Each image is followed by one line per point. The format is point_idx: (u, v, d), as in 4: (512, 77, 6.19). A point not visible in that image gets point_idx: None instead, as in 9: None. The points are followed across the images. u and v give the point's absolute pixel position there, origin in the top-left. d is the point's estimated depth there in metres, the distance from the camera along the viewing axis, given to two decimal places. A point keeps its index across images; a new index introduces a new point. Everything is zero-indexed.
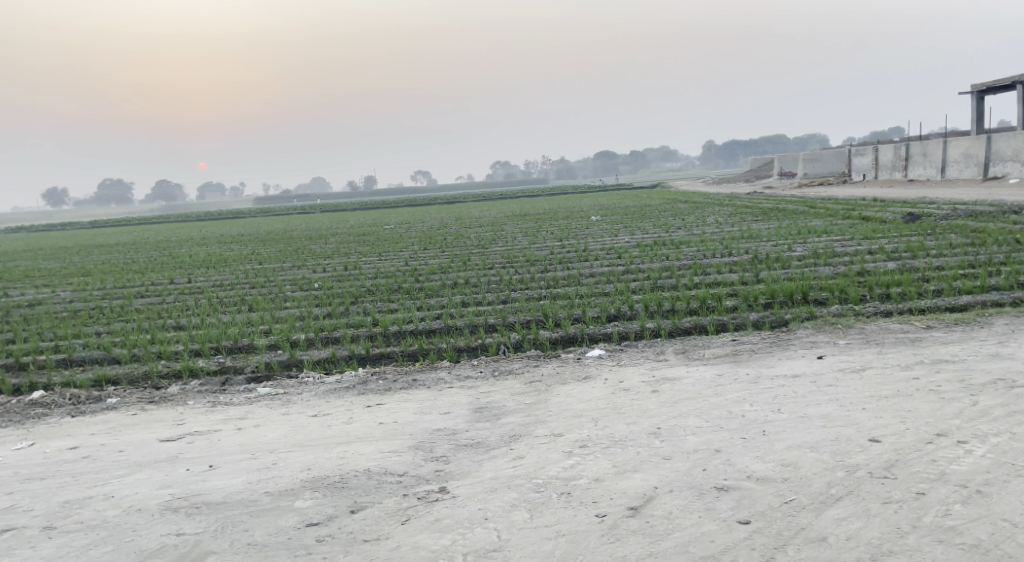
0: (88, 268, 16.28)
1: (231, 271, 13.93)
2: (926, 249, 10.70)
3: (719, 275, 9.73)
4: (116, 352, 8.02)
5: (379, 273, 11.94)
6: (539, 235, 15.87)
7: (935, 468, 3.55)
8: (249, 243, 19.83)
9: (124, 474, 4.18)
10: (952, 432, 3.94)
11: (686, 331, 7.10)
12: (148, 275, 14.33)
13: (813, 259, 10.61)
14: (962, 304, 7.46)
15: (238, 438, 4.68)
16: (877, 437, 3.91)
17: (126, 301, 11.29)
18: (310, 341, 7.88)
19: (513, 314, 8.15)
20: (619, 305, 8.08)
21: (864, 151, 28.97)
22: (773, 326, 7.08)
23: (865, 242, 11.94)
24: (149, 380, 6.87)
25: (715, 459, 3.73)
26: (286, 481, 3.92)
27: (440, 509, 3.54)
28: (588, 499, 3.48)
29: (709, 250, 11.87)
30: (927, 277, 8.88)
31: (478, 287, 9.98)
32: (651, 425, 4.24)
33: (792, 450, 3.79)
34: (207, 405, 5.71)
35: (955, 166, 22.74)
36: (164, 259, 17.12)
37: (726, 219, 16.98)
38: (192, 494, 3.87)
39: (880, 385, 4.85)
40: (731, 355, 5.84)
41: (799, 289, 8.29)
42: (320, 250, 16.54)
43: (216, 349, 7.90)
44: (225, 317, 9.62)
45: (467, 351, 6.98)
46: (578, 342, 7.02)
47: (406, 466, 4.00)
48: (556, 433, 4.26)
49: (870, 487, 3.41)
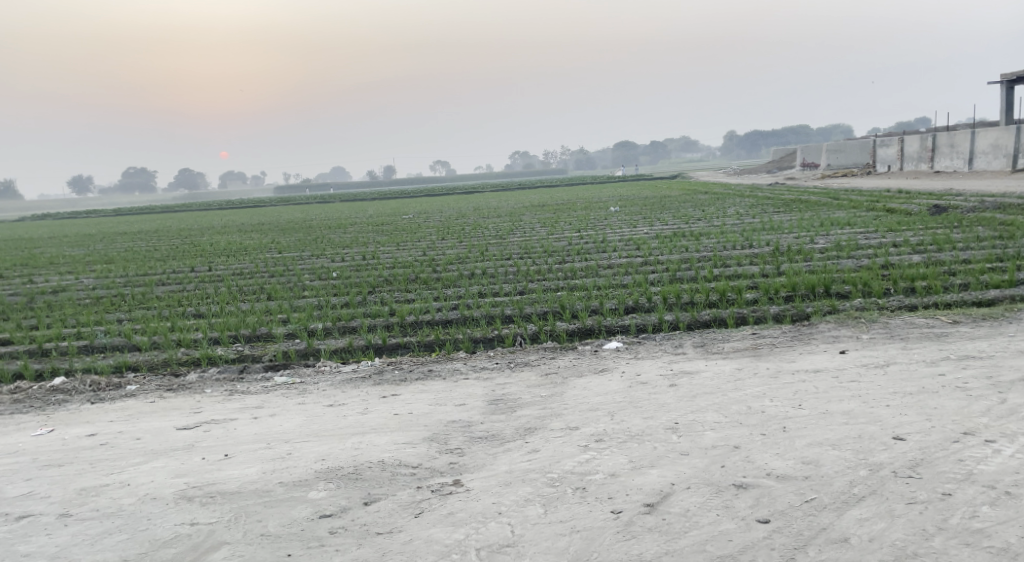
0: (110, 256, 16.38)
1: (251, 260, 13.97)
2: (953, 241, 10.51)
3: (739, 267, 9.61)
4: (136, 339, 8.05)
5: (397, 263, 11.91)
6: (557, 225, 15.79)
7: (962, 468, 3.45)
8: (269, 232, 19.88)
9: (140, 462, 4.17)
10: (980, 431, 3.83)
11: (705, 324, 7.01)
12: (170, 263, 14.40)
13: (835, 251, 10.46)
14: (989, 299, 7.31)
15: (254, 427, 4.67)
16: (902, 435, 3.82)
17: (147, 289, 11.35)
18: (328, 331, 7.86)
19: (530, 305, 8.09)
20: (637, 298, 8.01)
21: (889, 141, 28.57)
22: (794, 320, 6.97)
23: (889, 234, 11.76)
24: (168, 367, 6.88)
25: (734, 456, 3.65)
26: (300, 472, 3.89)
27: (454, 502, 3.49)
28: (604, 495, 3.42)
29: (730, 242, 11.74)
30: (953, 271, 8.71)
31: (496, 278, 9.92)
32: (669, 419, 4.17)
33: (813, 447, 3.71)
34: (225, 393, 5.70)
35: (983, 157, 22.37)
36: (185, 248, 17.22)
37: (746, 210, 16.82)
38: (206, 483, 3.84)
39: (905, 381, 4.74)
40: (751, 349, 5.75)
41: (821, 282, 8.16)
42: (338, 239, 16.55)
43: (235, 337, 7.90)
44: (244, 305, 9.64)
45: (483, 341, 6.93)
46: (595, 334, 6.94)
47: (420, 458, 3.96)
48: (572, 427, 4.20)
49: (894, 487, 3.33)
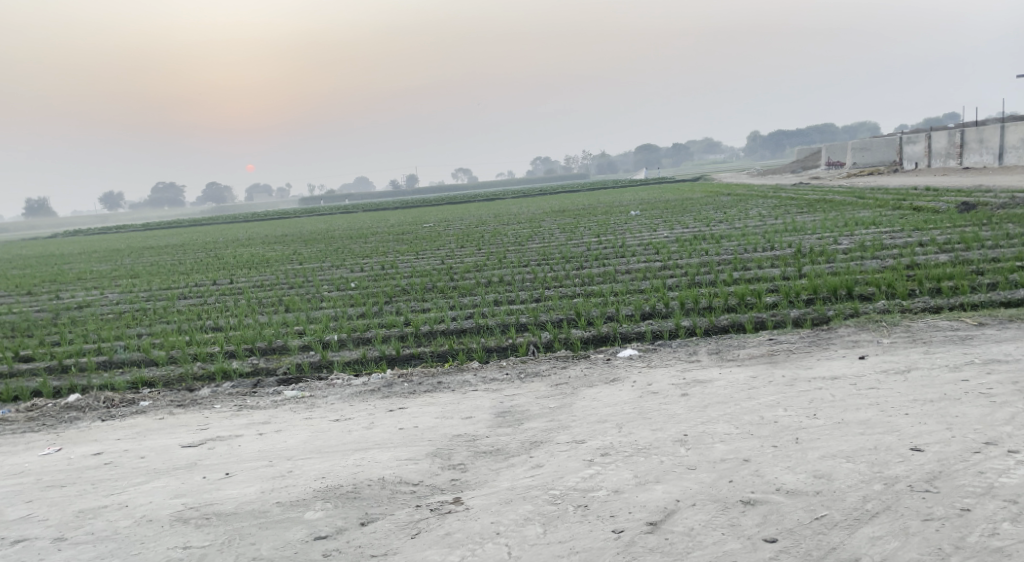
0: (136, 270, 16.54)
1: (272, 271, 14.00)
2: (982, 240, 10.25)
3: (760, 270, 9.43)
4: (155, 353, 8.05)
5: (415, 272, 11.87)
6: (577, 231, 15.66)
7: (983, 481, 3.30)
8: (293, 244, 19.95)
9: (140, 482, 4.12)
10: (1003, 441, 3.67)
11: (723, 330, 6.85)
12: (192, 276, 14.47)
13: (860, 252, 10.24)
14: (1018, 299, 7.09)
15: (258, 444, 4.60)
16: (920, 446, 3.67)
17: (168, 303, 11.39)
18: (342, 342, 7.81)
19: (546, 313, 7.97)
20: (655, 303, 7.87)
21: (916, 138, 28.12)
22: (814, 323, 6.80)
23: (915, 233, 11.50)
24: (182, 382, 6.85)
25: (743, 470, 3.52)
26: (298, 491, 3.82)
27: (452, 522, 3.41)
28: (605, 513, 3.31)
29: (752, 244, 11.55)
30: (981, 270, 8.48)
31: (512, 285, 9.83)
32: (678, 431, 4.04)
33: (826, 459, 3.57)
34: (234, 408, 5.66)
35: (1014, 152, 21.94)
36: (209, 261, 17.34)
37: (770, 211, 16.60)
38: (204, 504, 3.78)
39: (926, 387, 4.58)
40: (767, 356, 5.59)
41: (843, 284, 7.97)
42: (359, 249, 16.56)
43: (251, 350, 7.87)
44: (262, 317, 9.63)
45: (497, 351, 6.83)
46: (610, 342, 6.82)
47: (421, 475, 3.87)
48: (578, 440, 4.09)
49: (909, 503, 3.18)
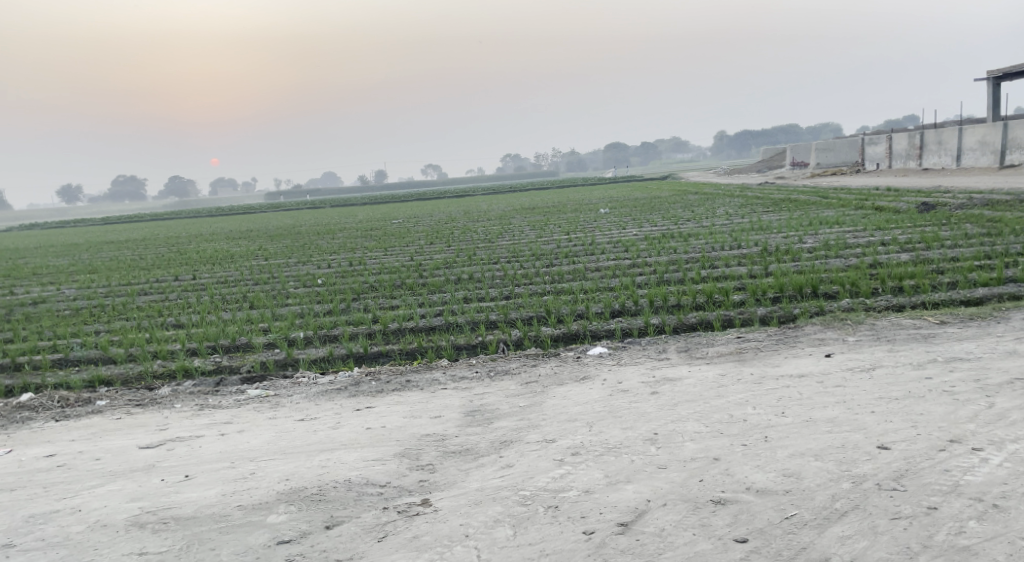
0: (95, 265, 16.17)
1: (236, 267, 13.77)
2: (942, 239, 10.42)
3: (727, 268, 9.49)
4: (113, 351, 7.86)
5: (384, 269, 11.74)
6: (546, 228, 15.66)
7: (948, 480, 3.32)
8: (257, 239, 19.66)
9: (95, 485, 4.01)
10: (968, 439, 3.71)
11: (691, 327, 6.87)
12: (153, 272, 14.18)
13: (824, 251, 10.35)
14: (978, 298, 7.21)
15: (220, 445, 4.51)
16: (887, 444, 3.69)
17: (127, 299, 11.14)
18: (308, 340, 7.69)
19: (515, 310, 7.93)
20: (624, 301, 7.86)
21: (878, 139, 28.59)
22: (780, 322, 6.85)
23: (877, 233, 11.66)
24: (142, 381, 6.69)
25: (713, 469, 3.52)
26: (261, 493, 3.74)
27: (420, 525, 3.35)
28: (576, 514, 3.29)
29: (719, 243, 11.61)
30: (942, 269, 8.61)
31: (482, 282, 9.78)
32: (648, 430, 4.03)
33: (795, 458, 3.58)
34: (194, 408, 5.53)
35: (971, 154, 22.40)
36: (171, 256, 17.02)
37: (736, 210, 16.72)
38: (161, 508, 3.69)
39: (891, 386, 4.62)
40: (735, 354, 5.61)
41: (809, 282, 8.05)
42: (326, 245, 16.39)
43: (213, 348, 7.72)
44: (225, 314, 9.45)
45: (466, 348, 6.78)
46: (580, 339, 6.81)
47: (389, 476, 3.81)
48: (548, 439, 4.06)
49: (878, 501, 3.20)
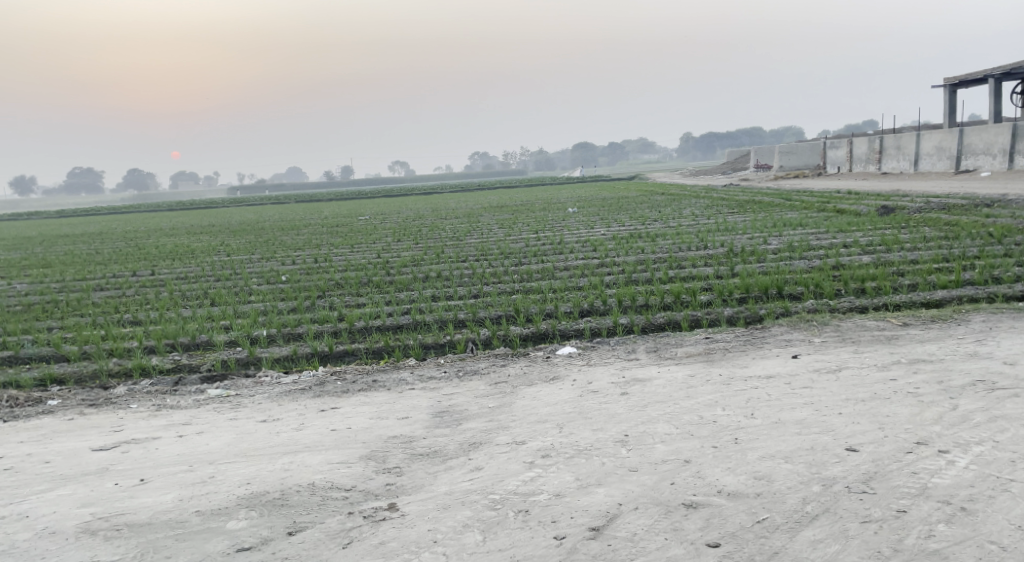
0: (49, 259, 15.74)
1: (197, 263, 13.50)
2: (901, 242, 10.58)
3: (694, 268, 9.52)
4: (67, 349, 7.64)
5: (349, 266, 11.60)
6: (514, 227, 15.63)
7: (916, 482, 3.33)
8: (220, 234, 19.31)
9: (45, 490, 3.86)
10: (933, 440, 3.73)
11: (659, 328, 6.87)
12: (110, 267, 13.84)
13: (788, 252, 10.44)
14: (938, 300, 7.31)
15: (178, 447, 4.38)
16: (855, 446, 3.70)
17: (83, 295, 10.85)
18: (271, 338, 7.54)
19: (483, 309, 7.87)
20: (593, 300, 7.84)
21: (839, 143, 29.02)
22: (747, 322, 6.88)
23: (840, 235, 11.80)
24: (97, 380, 6.50)
25: (684, 472, 3.49)
26: (221, 498, 3.63)
27: (386, 530, 3.28)
28: (547, 518, 3.24)
29: (685, 243, 11.66)
30: (902, 271, 8.74)
31: (450, 281, 9.70)
32: (619, 432, 3.99)
33: (765, 460, 3.57)
34: (152, 408, 5.38)
35: (928, 159, 22.85)
36: (129, 251, 16.64)
37: (702, 211, 16.84)
38: (115, 514, 3.56)
39: (858, 387, 4.64)
40: (704, 355, 5.61)
41: (774, 284, 8.10)
42: (290, 241, 16.15)
43: (173, 346, 7.54)
44: (185, 311, 9.25)
45: (434, 348, 6.70)
46: (549, 339, 6.76)
47: (354, 479, 3.73)
48: (518, 441, 4.00)
49: (848, 504, 3.19)
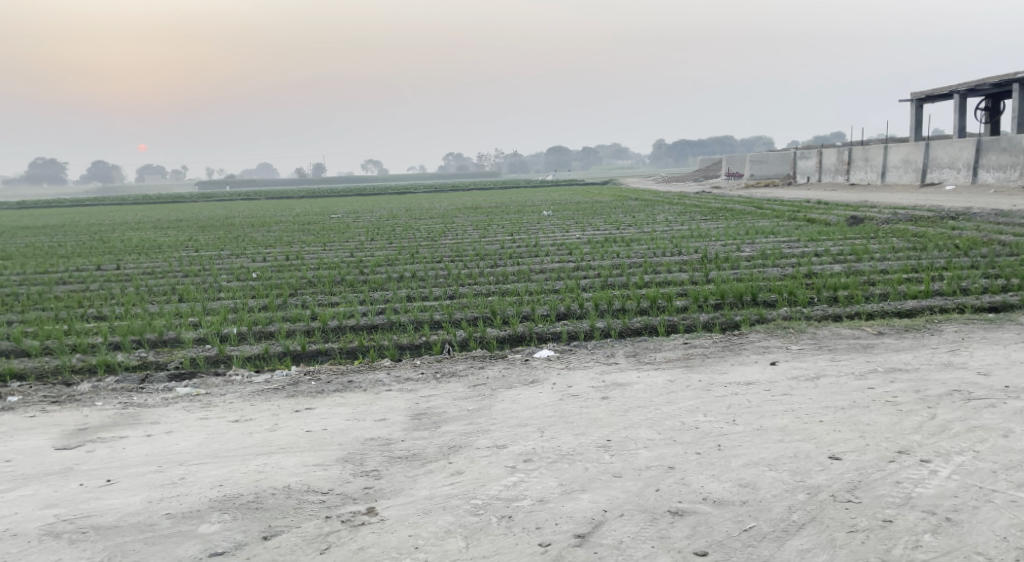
0: (10, 251, 15.35)
1: (164, 258, 13.24)
2: (870, 252, 10.67)
3: (669, 274, 9.52)
4: (27, 343, 7.42)
5: (322, 264, 11.44)
6: (489, 228, 15.55)
7: (901, 492, 3.32)
8: (189, 230, 19.00)
9: (6, 491, 3.72)
10: (915, 450, 3.72)
11: (636, 332, 6.83)
12: (74, 260, 13.52)
13: (761, 260, 10.48)
14: (909, 309, 7.36)
15: (147, 446, 4.25)
16: (838, 454, 3.68)
17: (44, 288, 10.57)
18: (242, 336, 7.39)
19: (460, 310, 7.78)
20: (569, 304, 7.79)
21: (808, 154, 29.34)
22: (724, 329, 6.87)
23: (811, 244, 11.88)
24: (59, 375, 6.32)
25: (668, 478, 3.44)
26: (192, 501, 3.52)
27: (366, 535, 3.19)
28: (531, 524, 3.17)
29: (660, 249, 11.66)
30: (873, 281, 8.80)
31: (426, 281, 9.58)
32: (601, 436, 3.94)
33: (750, 468, 3.53)
34: (118, 405, 5.23)
35: (895, 171, 23.16)
36: (93, 244, 16.28)
37: (675, 217, 16.89)
38: (80, 516, 3.45)
39: (836, 395, 4.63)
40: (683, 360, 5.57)
41: (748, 290, 8.12)
42: (261, 238, 15.94)
43: (139, 342, 7.36)
44: (152, 307, 9.04)
45: (410, 348, 6.60)
46: (526, 342, 6.70)
47: (331, 482, 3.63)
48: (499, 445, 3.93)
49: (833, 513, 3.17)
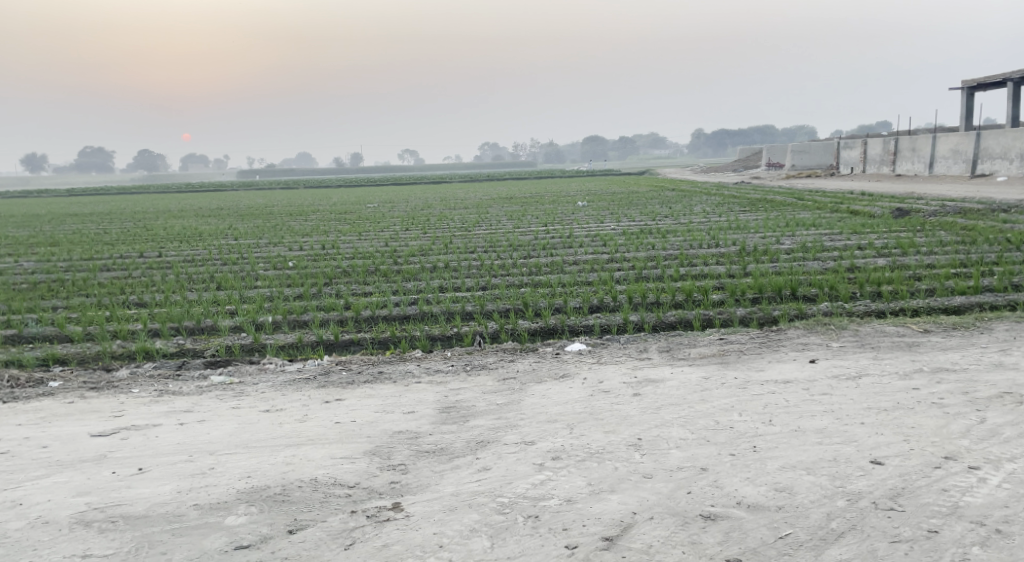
0: (57, 238, 15.65)
1: (205, 246, 13.37)
2: (917, 245, 10.39)
3: (706, 266, 9.34)
4: (70, 329, 7.52)
5: (357, 253, 11.45)
6: (524, 219, 15.47)
7: (947, 500, 3.17)
8: (229, 218, 19.23)
9: (41, 477, 3.75)
10: (962, 456, 3.56)
11: (671, 326, 6.70)
12: (118, 247, 13.72)
13: (801, 253, 10.23)
14: (957, 306, 7.11)
15: (178, 435, 4.25)
16: (880, 459, 3.53)
17: (89, 274, 10.76)
18: (277, 325, 7.41)
19: (492, 302, 7.71)
20: (602, 296, 7.68)
21: (853, 143, 28.70)
22: (761, 324, 6.70)
23: (854, 237, 11.59)
24: (100, 361, 6.39)
25: (701, 480, 3.34)
26: (219, 492, 3.51)
27: (391, 532, 3.14)
28: (558, 525, 3.10)
29: (696, 240, 11.48)
30: (918, 275, 8.54)
31: (459, 272, 9.53)
32: (632, 435, 3.84)
33: (786, 471, 3.41)
34: (154, 393, 5.26)
35: (944, 162, 22.53)
36: (137, 231, 16.55)
37: (713, 208, 16.62)
38: (110, 504, 3.46)
39: (879, 395, 4.46)
40: (718, 356, 5.44)
41: (788, 284, 7.92)
42: (299, 226, 16.05)
43: (176, 330, 7.41)
44: (191, 294, 9.13)
45: (440, 340, 6.54)
46: (557, 334, 6.60)
47: (357, 476, 3.59)
48: (528, 441, 3.85)
49: (875, 522, 3.05)
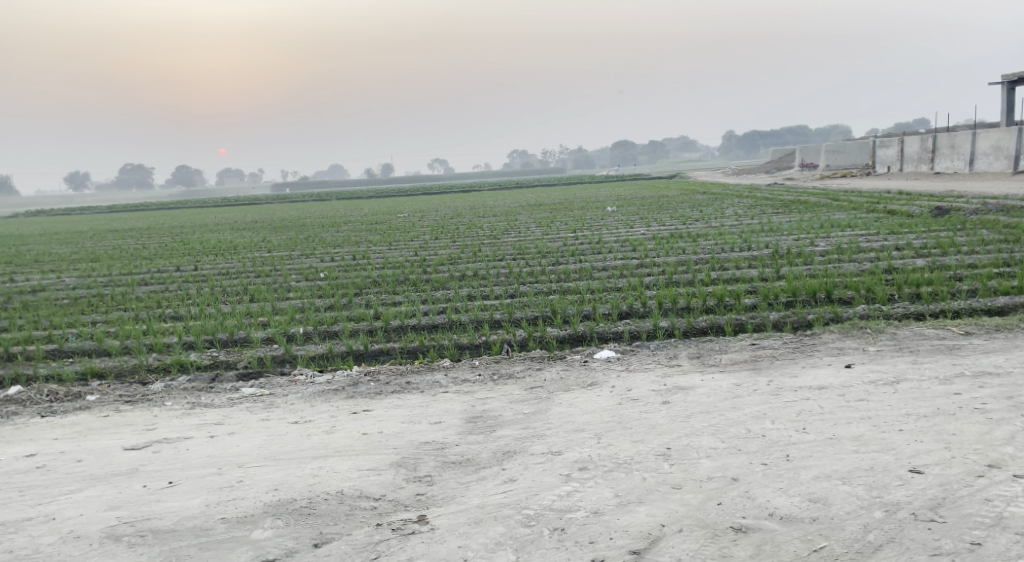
0: (98, 254, 15.93)
1: (239, 259, 13.51)
2: (957, 245, 10.12)
3: (738, 270, 9.20)
4: (107, 343, 7.62)
5: (388, 263, 11.48)
6: (554, 225, 15.41)
7: (990, 510, 3.06)
8: (263, 230, 19.42)
9: (73, 491, 3.78)
10: (1007, 463, 3.44)
11: (702, 331, 6.60)
12: (156, 262, 13.92)
13: (837, 254, 10.03)
14: (999, 307, 6.91)
15: (208, 448, 4.26)
16: (919, 468, 3.42)
17: (127, 289, 10.92)
18: (308, 335, 7.44)
19: (521, 309, 7.65)
20: (632, 302, 7.58)
21: (889, 142, 28.19)
22: (795, 328, 6.57)
23: (891, 237, 11.34)
24: (135, 375, 6.46)
25: (732, 491, 3.26)
26: (246, 506, 3.50)
27: (416, 546, 3.11)
28: (585, 539, 3.04)
29: (728, 244, 11.32)
30: (959, 275, 8.32)
31: (488, 280, 9.50)
32: (661, 444, 3.76)
33: (821, 481, 3.31)
34: (186, 405, 5.30)
35: (985, 158, 22.02)
36: (174, 245, 16.79)
37: (746, 211, 16.40)
38: (140, 518, 3.47)
39: (917, 401, 4.33)
40: (750, 362, 5.33)
41: (823, 287, 7.76)
42: (331, 238, 16.15)
43: (210, 342, 7.47)
44: (225, 307, 9.22)
45: (469, 348, 6.51)
46: (586, 341, 6.53)
47: (383, 489, 3.56)
48: (555, 451, 3.80)
49: (914, 535, 2.95)
